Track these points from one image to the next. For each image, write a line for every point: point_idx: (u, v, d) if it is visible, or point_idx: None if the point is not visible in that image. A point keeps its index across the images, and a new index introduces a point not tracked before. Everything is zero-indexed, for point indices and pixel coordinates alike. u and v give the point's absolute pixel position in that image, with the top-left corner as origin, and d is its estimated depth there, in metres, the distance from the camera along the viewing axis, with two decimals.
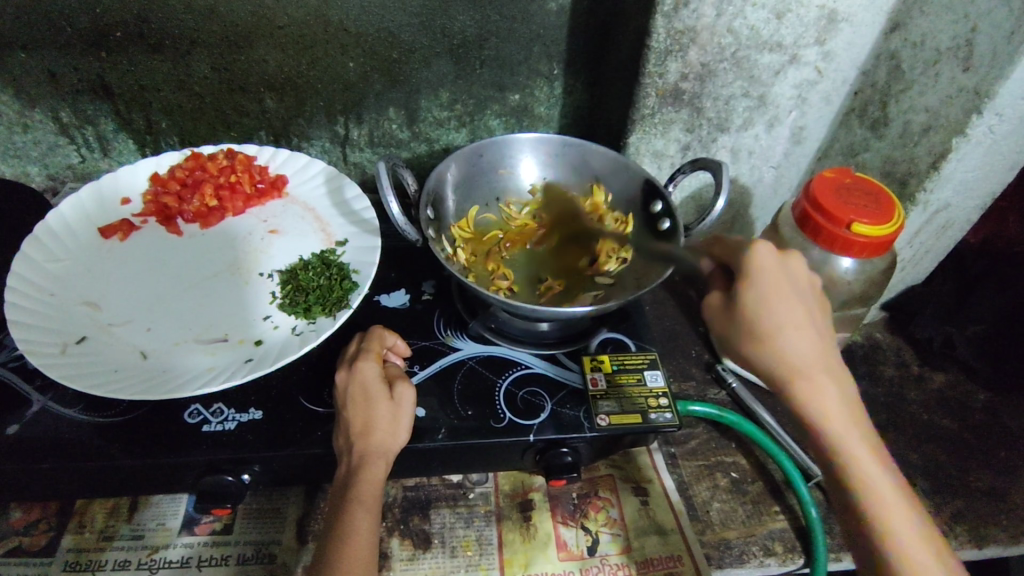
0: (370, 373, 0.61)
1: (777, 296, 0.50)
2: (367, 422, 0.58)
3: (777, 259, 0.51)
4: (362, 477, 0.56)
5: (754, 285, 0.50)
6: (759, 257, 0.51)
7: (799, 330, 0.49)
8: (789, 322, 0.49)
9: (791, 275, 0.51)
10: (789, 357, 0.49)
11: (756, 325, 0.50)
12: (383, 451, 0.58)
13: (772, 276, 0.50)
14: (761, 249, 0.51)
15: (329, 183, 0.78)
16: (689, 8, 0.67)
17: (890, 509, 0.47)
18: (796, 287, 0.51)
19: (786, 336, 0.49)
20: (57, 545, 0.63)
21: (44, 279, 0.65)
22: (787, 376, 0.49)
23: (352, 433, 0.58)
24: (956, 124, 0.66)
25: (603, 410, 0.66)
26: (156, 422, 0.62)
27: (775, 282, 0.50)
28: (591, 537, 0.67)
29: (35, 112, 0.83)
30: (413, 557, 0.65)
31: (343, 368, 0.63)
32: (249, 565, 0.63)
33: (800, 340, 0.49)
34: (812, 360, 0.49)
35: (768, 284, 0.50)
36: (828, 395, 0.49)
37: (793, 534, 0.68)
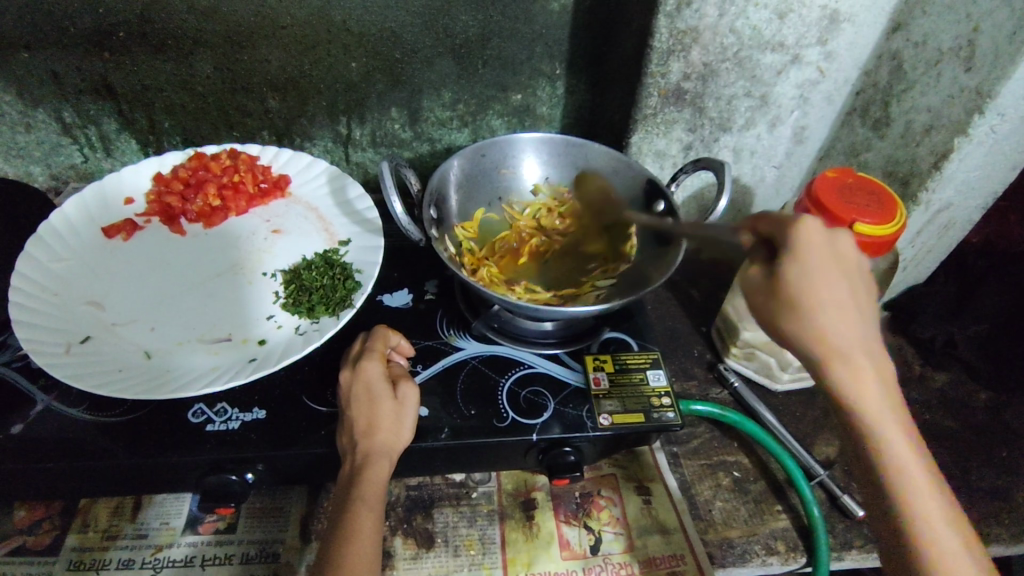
0: (374, 371, 0.62)
1: (823, 281, 0.46)
2: (371, 421, 0.58)
3: (824, 236, 0.47)
4: (365, 476, 0.56)
5: (798, 267, 0.47)
6: (805, 234, 0.47)
7: (841, 313, 0.47)
8: (830, 304, 0.47)
9: (839, 254, 0.48)
10: (828, 341, 0.48)
11: (793, 307, 0.47)
12: (386, 451, 0.58)
13: (822, 255, 0.47)
14: (808, 226, 0.47)
15: (332, 182, 0.78)
16: (691, 9, 0.67)
17: (922, 503, 0.46)
18: (843, 266, 0.48)
19: (829, 321, 0.47)
20: (61, 544, 0.63)
21: (48, 279, 0.65)
22: (826, 359, 0.48)
23: (356, 432, 0.58)
24: (957, 123, 0.66)
25: (606, 409, 0.66)
26: (161, 421, 0.62)
27: (822, 261, 0.47)
28: (594, 536, 0.67)
29: (38, 112, 0.83)
30: (416, 556, 0.65)
31: (349, 367, 0.63)
32: (253, 564, 0.63)
33: (843, 322, 0.47)
34: (855, 345, 0.48)
35: (813, 263, 0.47)
36: (871, 383, 0.48)
37: (796, 533, 0.69)
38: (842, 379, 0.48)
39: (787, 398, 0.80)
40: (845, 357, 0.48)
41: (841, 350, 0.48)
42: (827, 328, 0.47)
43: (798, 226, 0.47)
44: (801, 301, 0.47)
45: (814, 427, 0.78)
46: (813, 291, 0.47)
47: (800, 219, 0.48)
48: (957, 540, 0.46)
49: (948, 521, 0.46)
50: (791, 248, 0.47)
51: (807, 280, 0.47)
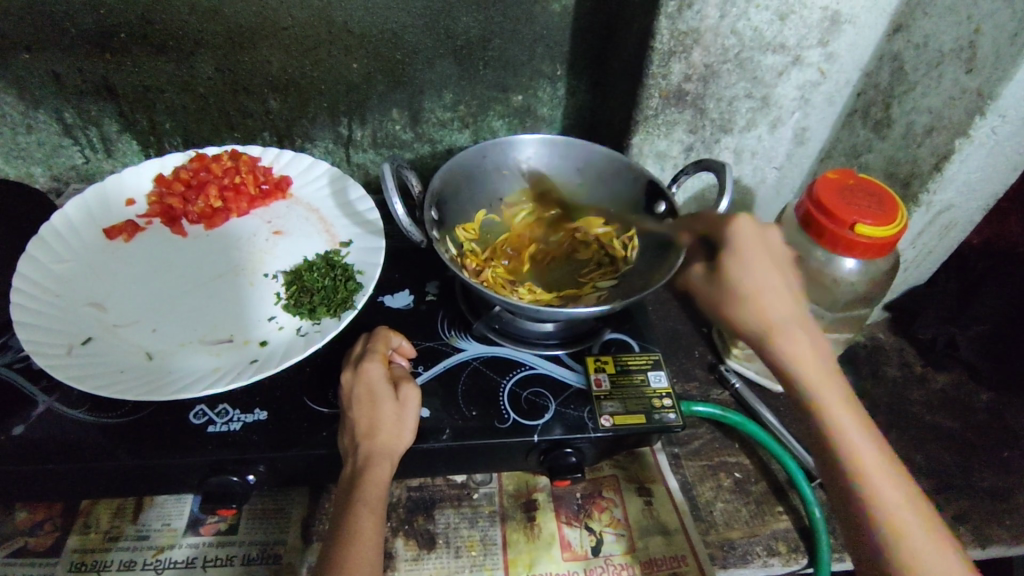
0: (376, 373, 0.62)
1: (756, 270, 0.55)
2: (372, 423, 0.59)
3: (752, 233, 0.57)
4: (366, 477, 0.56)
5: (736, 261, 0.56)
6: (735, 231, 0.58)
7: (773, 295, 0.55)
8: (765, 288, 0.55)
9: (768, 245, 0.58)
10: (767, 321, 0.54)
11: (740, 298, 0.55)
12: (388, 452, 0.58)
13: (754, 251, 0.56)
14: (738, 225, 0.58)
15: (333, 183, 0.78)
16: (693, 10, 0.67)
17: (874, 475, 0.49)
18: (773, 257, 0.57)
19: (763, 301, 0.55)
20: (62, 545, 0.63)
21: (50, 280, 0.65)
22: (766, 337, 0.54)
23: (357, 434, 0.58)
24: (958, 125, 0.66)
25: (608, 410, 0.66)
26: (163, 422, 0.62)
27: (753, 256, 0.56)
28: (595, 537, 0.67)
29: (39, 113, 0.83)
30: (418, 557, 0.65)
31: (349, 368, 0.63)
32: (255, 565, 0.63)
33: (779, 304, 0.55)
34: (788, 323, 0.54)
35: (748, 256, 0.56)
36: (809, 356, 0.53)
37: (797, 534, 0.69)
38: (783, 351, 0.54)
39: (788, 399, 0.81)
40: (784, 335, 0.54)
41: (779, 329, 0.54)
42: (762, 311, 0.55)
43: (729, 225, 0.58)
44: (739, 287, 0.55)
45: None
46: (748, 276, 0.55)
47: (732, 219, 0.58)
48: (904, 507, 0.49)
49: (898, 492, 0.49)
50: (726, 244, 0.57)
51: (744, 272, 0.56)
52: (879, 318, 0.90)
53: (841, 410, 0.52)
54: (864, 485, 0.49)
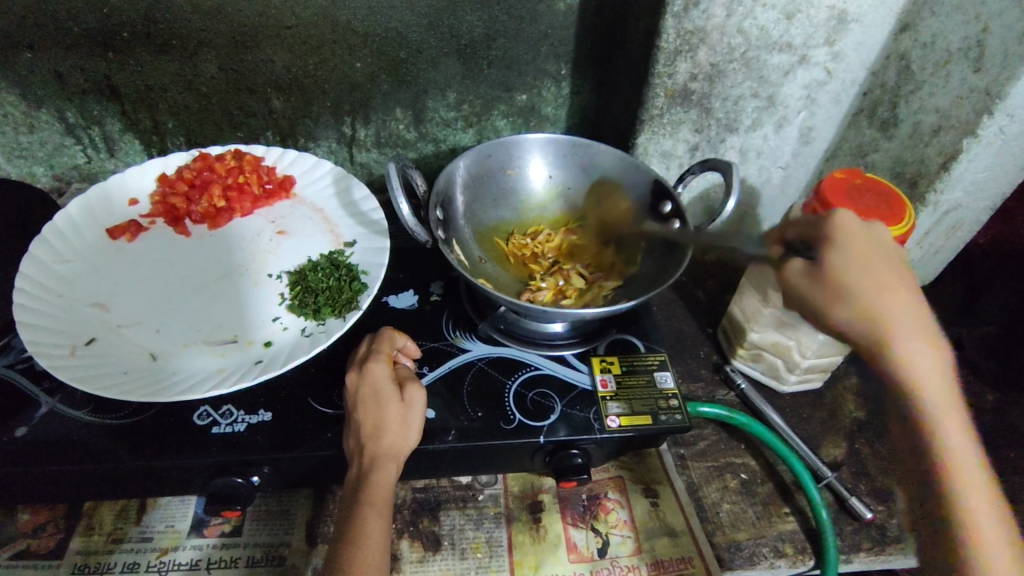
0: (381, 374, 0.62)
1: (858, 262, 0.48)
2: (378, 423, 0.58)
3: (856, 227, 0.51)
4: (372, 478, 0.56)
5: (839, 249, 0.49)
6: (838, 225, 0.51)
7: (882, 294, 0.47)
8: (867, 284, 0.47)
9: (874, 240, 0.51)
10: (869, 316, 0.47)
11: (835, 288, 0.48)
12: (394, 452, 0.58)
13: (853, 240, 0.50)
14: (842, 216, 0.51)
15: (337, 183, 0.78)
16: (699, 9, 0.67)
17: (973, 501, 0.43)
18: (886, 253, 0.49)
19: (875, 303, 0.47)
20: (66, 547, 0.63)
21: (52, 280, 0.65)
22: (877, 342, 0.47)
23: (363, 434, 0.58)
24: (966, 124, 0.65)
25: (614, 411, 0.66)
26: (166, 423, 0.62)
27: (857, 248, 0.49)
28: (602, 538, 0.66)
29: (41, 112, 0.82)
30: (423, 559, 0.65)
31: (354, 369, 0.63)
32: (259, 567, 0.63)
33: (896, 300, 0.47)
34: (909, 331, 0.46)
35: (848, 246, 0.50)
36: (925, 366, 0.45)
37: (804, 535, 0.68)
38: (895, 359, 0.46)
39: (793, 399, 0.80)
40: (905, 333, 0.46)
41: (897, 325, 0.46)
42: (882, 312, 0.46)
43: (829, 218, 0.51)
44: (846, 286, 0.48)
45: (821, 429, 0.77)
46: (856, 272, 0.48)
47: (832, 213, 0.52)
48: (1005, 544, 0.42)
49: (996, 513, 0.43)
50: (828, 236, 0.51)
51: (843, 259, 0.49)
52: None
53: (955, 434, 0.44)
54: (960, 508, 0.43)
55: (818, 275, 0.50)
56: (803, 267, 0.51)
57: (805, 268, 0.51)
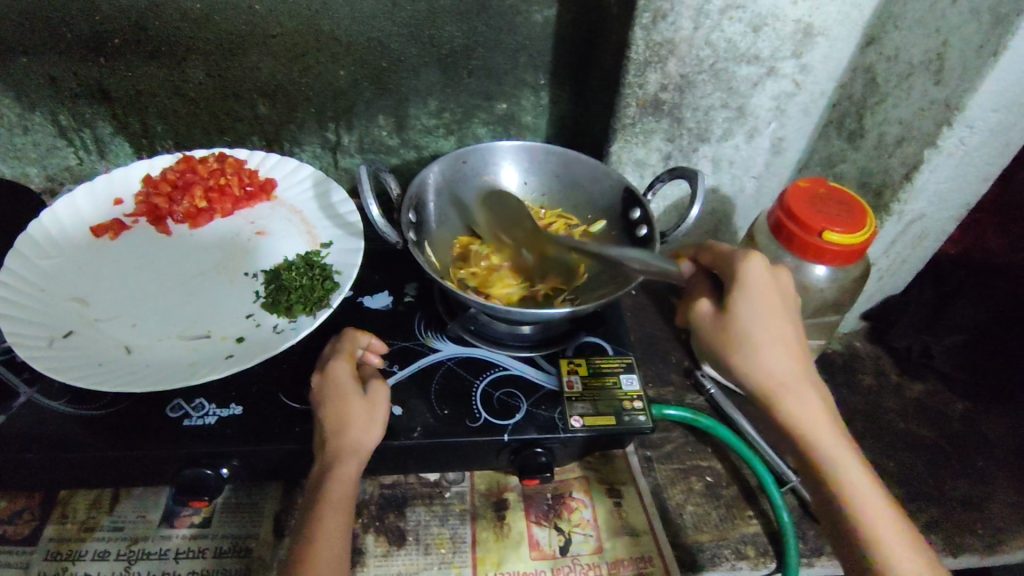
0: (347, 372, 0.63)
1: (762, 316, 0.56)
2: (343, 419, 0.60)
3: (766, 273, 0.57)
4: (336, 474, 0.57)
5: (743, 300, 0.56)
6: (751, 271, 0.57)
7: (777, 345, 0.56)
8: (773, 335, 0.56)
9: (778, 285, 0.58)
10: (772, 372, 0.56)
11: (741, 343, 0.56)
12: (357, 447, 0.59)
13: (762, 289, 0.57)
14: (752, 265, 0.57)
15: (317, 186, 0.79)
16: (667, 21, 0.69)
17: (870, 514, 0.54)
18: (783, 299, 0.57)
19: (773, 353, 0.56)
20: (38, 534, 0.65)
21: (35, 275, 0.67)
22: (771, 390, 0.56)
23: (328, 430, 0.59)
24: (927, 135, 0.67)
25: (578, 412, 0.68)
26: (141, 416, 0.64)
27: (765, 294, 0.56)
28: (564, 537, 0.67)
29: (34, 115, 0.85)
30: (387, 553, 0.66)
31: (318, 370, 0.65)
32: (226, 558, 0.65)
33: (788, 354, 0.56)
34: (795, 378, 0.56)
35: (756, 299, 0.56)
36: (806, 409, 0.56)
37: (766, 538, 0.70)
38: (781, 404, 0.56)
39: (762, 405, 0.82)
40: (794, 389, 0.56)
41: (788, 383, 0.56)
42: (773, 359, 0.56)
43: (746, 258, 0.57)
44: (752, 333, 0.56)
45: None
46: (760, 322, 0.56)
47: (747, 259, 0.57)
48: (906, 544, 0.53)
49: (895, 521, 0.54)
50: (739, 284, 0.57)
51: (754, 308, 0.56)
52: (856, 326, 0.90)
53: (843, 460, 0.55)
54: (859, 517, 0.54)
55: (738, 315, 0.56)
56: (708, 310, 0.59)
57: (707, 318, 0.59)
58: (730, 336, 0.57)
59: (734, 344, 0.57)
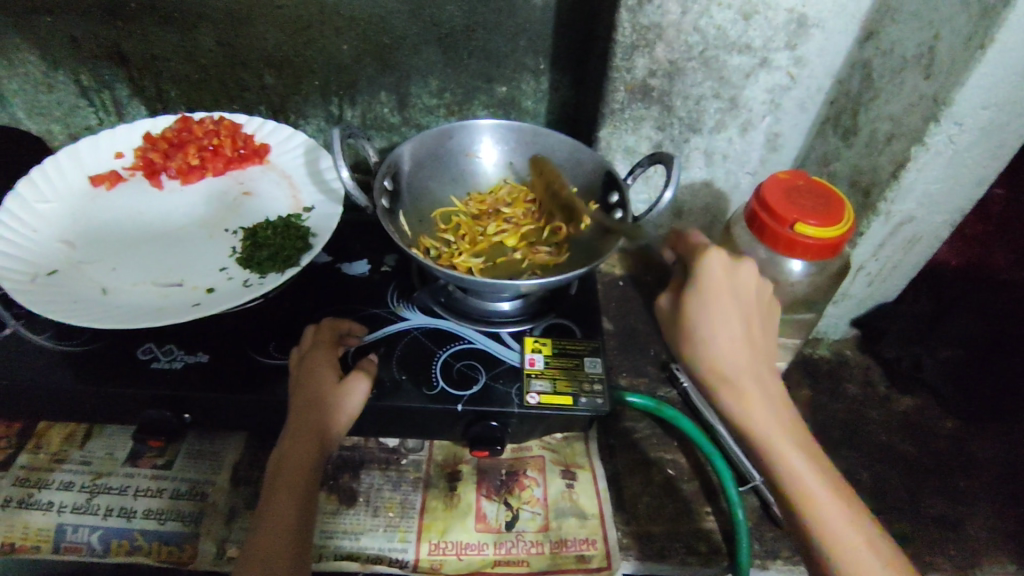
0: (320, 358, 0.65)
1: (715, 308, 0.57)
2: (309, 402, 0.61)
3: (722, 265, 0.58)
4: (291, 459, 0.58)
5: (696, 293, 0.58)
6: (707, 265, 0.58)
7: (734, 339, 0.57)
8: (724, 325, 0.57)
9: (735, 281, 0.58)
10: (723, 362, 0.56)
11: (696, 337, 0.58)
12: (317, 433, 0.60)
13: (716, 281, 0.58)
14: (707, 260, 0.58)
15: (307, 153, 0.81)
16: (654, 5, 0.69)
17: (831, 521, 0.51)
18: (738, 292, 0.58)
19: (725, 344, 0.56)
20: (12, 461, 0.68)
21: (29, 216, 0.70)
22: (724, 382, 0.56)
23: (296, 411, 0.61)
24: (915, 132, 0.64)
25: (536, 389, 0.67)
26: (113, 356, 0.67)
27: (718, 285, 0.57)
28: (512, 513, 0.67)
29: (58, 74, 0.90)
30: (337, 511, 0.67)
31: (297, 355, 0.67)
32: (181, 500, 0.66)
33: (738, 347, 0.57)
34: (746, 368, 0.56)
35: (711, 291, 0.57)
36: (764, 412, 0.55)
37: (720, 536, 0.68)
38: (734, 395, 0.56)
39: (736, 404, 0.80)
40: (743, 381, 0.56)
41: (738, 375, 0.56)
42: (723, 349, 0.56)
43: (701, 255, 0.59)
44: (701, 325, 0.57)
45: None
46: (711, 315, 0.57)
47: (704, 255, 0.59)
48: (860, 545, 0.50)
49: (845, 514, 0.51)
50: (695, 279, 0.58)
51: (706, 301, 0.57)
52: (848, 333, 0.87)
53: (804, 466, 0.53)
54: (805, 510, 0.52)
55: (691, 307, 0.57)
56: (667, 305, 0.61)
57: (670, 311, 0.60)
58: (685, 328, 0.58)
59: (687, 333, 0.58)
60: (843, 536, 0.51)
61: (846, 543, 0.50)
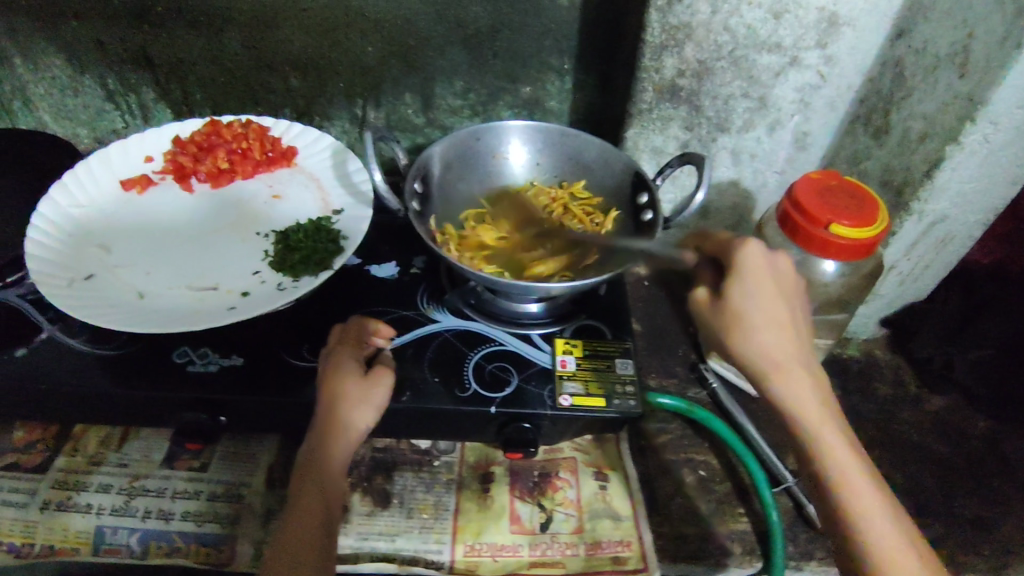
0: (347, 353, 0.65)
1: (759, 299, 0.56)
2: (334, 396, 0.62)
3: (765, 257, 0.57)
4: (318, 454, 0.60)
5: (740, 284, 0.56)
6: (747, 255, 0.57)
7: (775, 330, 0.56)
8: (769, 317, 0.56)
9: (777, 273, 0.57)
10: (767, 353, 0.55)
11: (737, 326, 0.56)
12: (337, 427, 0.60)
13: (760, 272, 0.56)
14: (749, 250, 0.57)
15: (335, 156, 0.81)
16: (683, 5, 0.69)
17: (870, 513, 0.51)
18: (781, 283, 0.57)
19: (770, 336, 0.56)
20: (51, 464, 0.69)
21: (64, 221, 0.71)
22: (768, 374, 0.56)
23: (324, 406, 0.62)
24: (950, 131, 0.64)
25: (568, 391, 0.68)
26: (149, 360, 0.67)
27: (762, 277, 0.56)
28: (546, 514, 0.67)
29: (85, 77, 0.91)
30: (372, 513, 0.67)
31: (325, 351, 0.67)
32: (218, 502, 0.67)
33: (782, 339, 0.56)
34: (790, 360, 0.56)
35: (754, 282, 0.56)
36: (808, 404, 0.55)
37: (754, 537, 0.68)
38: (777, 387, 0.56)
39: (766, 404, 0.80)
40: (787, 373, 0.55)
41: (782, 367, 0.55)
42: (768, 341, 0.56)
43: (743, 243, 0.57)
44: (745, 317, 0.56)
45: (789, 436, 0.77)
46: (754, 306, 0.56)
47: (745, 244, 0.57)
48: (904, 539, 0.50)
49: (886, 509, 0.51)
50: (735, 269, 0.57)
51: (750, 292, 0.56)
52: (876, 333, 0.87)
53: (841, 454, 0.53)
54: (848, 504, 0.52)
55: (735, 298, 0.56)
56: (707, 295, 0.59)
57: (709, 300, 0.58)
58: (727, 317, 0.57)
59: (730, 324, 0.56)
60: (883, 530, 0.51)
61: (887, 535, 0.50)
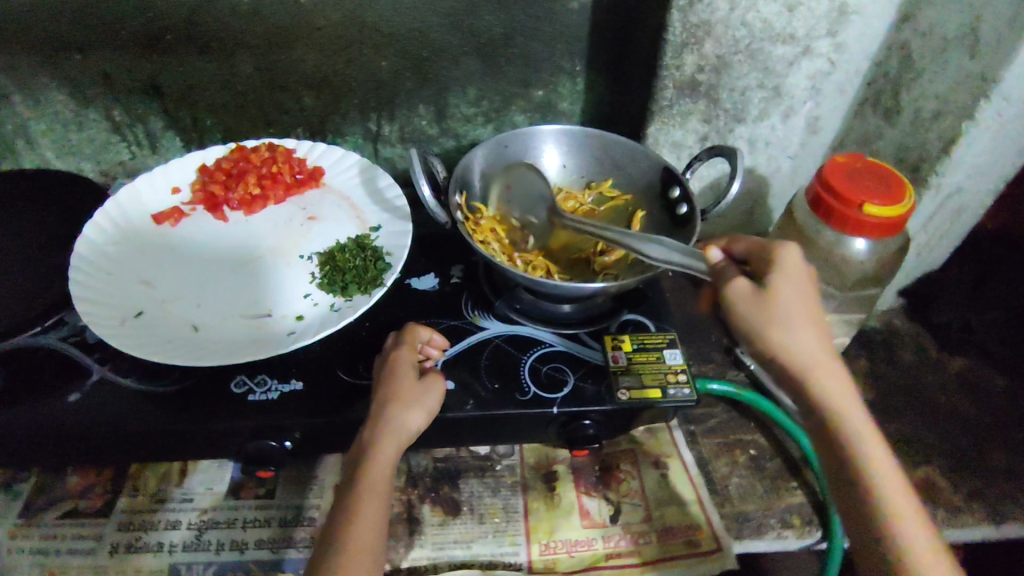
0: (403, 358, 0.65)
1: (802, 297, 0.54)
2: (391, 395, 0.61)
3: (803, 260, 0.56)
4: (375, 454, 0.58)
5: (784, 279, 0.55)
6: (784, 256, 0.57)
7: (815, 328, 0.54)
8: (810, 314, 0.53)
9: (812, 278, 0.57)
10: (809, 350, 0.53)
11: (782, 323, 0.53)
12: (395, 435, 0.59)
13: (798, 272, 0.56)
14: (789, 252, 0.57)
15: (363, 173, 0.82)
16: (703, 3, 0.71)
17: (905, 518, 0.50)
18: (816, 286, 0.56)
19: (813, 332, 0.53)
20: (113, 506, 0.68)
21: (103, 260, 0.70)
22: (809, 370, 0.53)
23: (382, 403, 0.61)
24: (965, 108, 0.68)
25: (624, 385, 0.69)
26: (207, 392, 0.67)
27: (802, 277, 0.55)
28: (613, 506, 0.69)
29: (91, 111, 0.89)
30: (444, 522, 0.68)
31: (381, 357, 0.67)
32: (290, 527, 0.67)
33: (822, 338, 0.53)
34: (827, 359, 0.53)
35: (794, 279, 0.55)
36: (850, 406, 0.52)
37: (811, 508, 0.71)
38: (818, 386, 0.52)
39: None
40: (828, 371, 0.53)
41: (822, 365, 0.53)
42: (811, 337, 0.53)
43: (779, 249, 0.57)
44: (789, 311, 0.53)
45: None
46: (796, 303, 0.54)
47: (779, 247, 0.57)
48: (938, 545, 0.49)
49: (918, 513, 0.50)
50: (775, 268, 0.56)
51: (794, 289, 0.54)
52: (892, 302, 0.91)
53: (882, 463, 0.51)
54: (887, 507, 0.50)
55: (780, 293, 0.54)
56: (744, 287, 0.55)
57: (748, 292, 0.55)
58: (771, 310, 0.53)
59: (774, 317, 0.53)
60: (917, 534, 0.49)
61: (921, 539, 0.49)
